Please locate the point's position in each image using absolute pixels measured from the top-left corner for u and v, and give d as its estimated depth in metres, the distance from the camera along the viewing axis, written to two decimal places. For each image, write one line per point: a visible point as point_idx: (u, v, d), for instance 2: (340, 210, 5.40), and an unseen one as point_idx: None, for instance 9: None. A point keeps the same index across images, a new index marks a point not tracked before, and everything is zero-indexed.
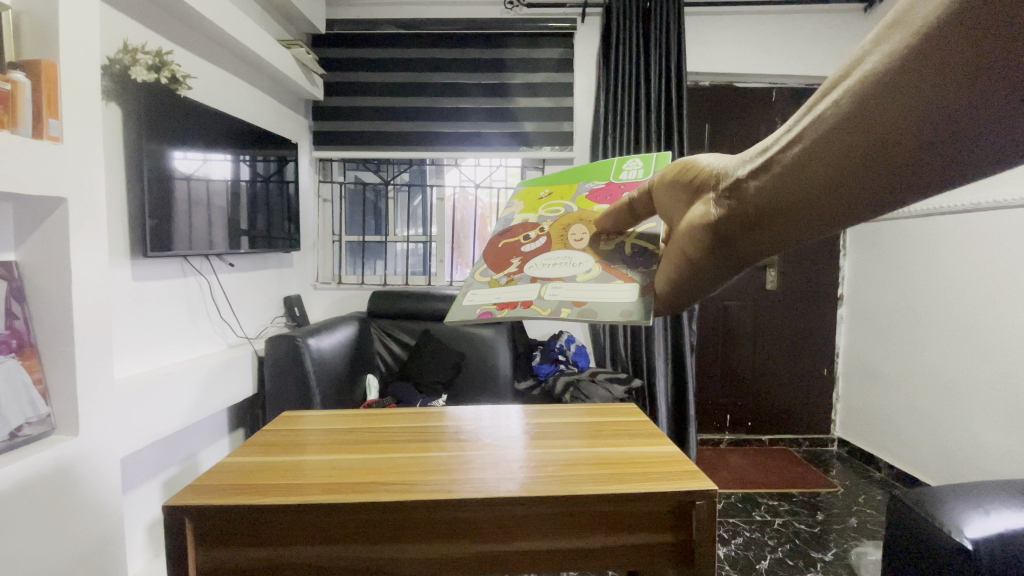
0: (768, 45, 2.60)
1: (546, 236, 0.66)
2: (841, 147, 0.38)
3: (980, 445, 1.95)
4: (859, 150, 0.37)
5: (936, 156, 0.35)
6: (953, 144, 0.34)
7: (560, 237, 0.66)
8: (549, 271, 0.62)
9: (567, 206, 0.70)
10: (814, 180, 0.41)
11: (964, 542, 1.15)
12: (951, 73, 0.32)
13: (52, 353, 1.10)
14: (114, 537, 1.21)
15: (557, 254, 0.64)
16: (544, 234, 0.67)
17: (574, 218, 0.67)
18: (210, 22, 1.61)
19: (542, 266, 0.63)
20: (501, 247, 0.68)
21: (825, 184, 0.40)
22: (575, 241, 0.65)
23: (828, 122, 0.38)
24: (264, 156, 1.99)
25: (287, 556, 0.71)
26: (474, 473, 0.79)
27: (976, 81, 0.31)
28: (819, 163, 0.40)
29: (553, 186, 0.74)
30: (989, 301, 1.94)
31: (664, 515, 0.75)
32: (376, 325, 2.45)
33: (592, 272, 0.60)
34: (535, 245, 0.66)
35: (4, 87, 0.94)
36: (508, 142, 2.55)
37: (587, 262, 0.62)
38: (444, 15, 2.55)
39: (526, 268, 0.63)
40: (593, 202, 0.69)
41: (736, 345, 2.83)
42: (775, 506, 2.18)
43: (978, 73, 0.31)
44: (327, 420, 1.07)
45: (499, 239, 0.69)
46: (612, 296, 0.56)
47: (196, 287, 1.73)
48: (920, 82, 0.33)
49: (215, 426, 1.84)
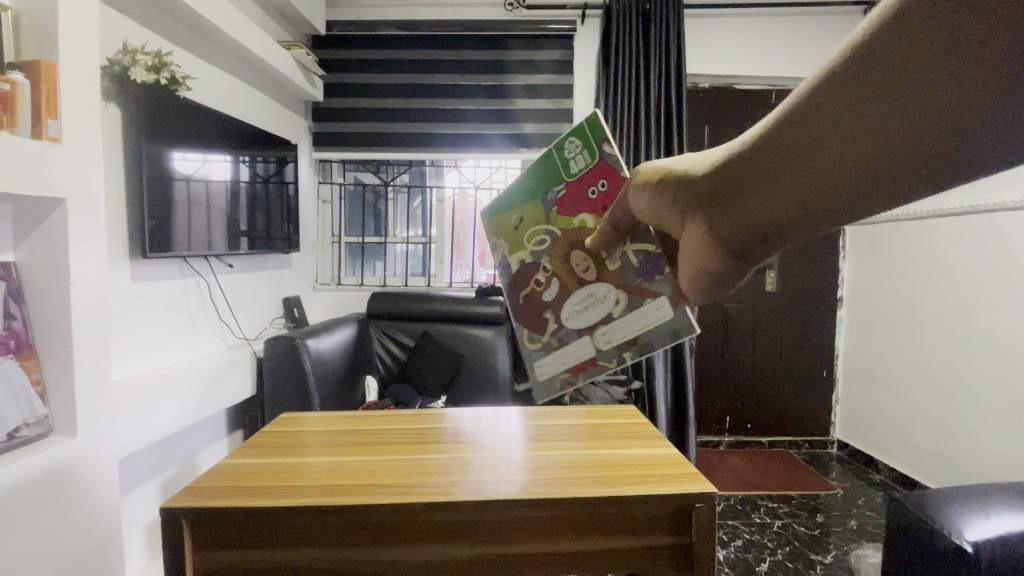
0: (767, 47, 2.60)
1: (555, 280, 0.47)
2: (805, 171, 0.26)
3: (980, 447, 1.95)
4: (824, 177, 0.25)
5: (934, 165, 0.22)
6: (964, 151, 0.21)
7: (569, 276, 0.46)
8: (586, 319, 0.47)
9: (551, 232, 0.46)
10: (779, 203, 0.28)
11: (964, 545, 1.14)
12: (959, 46, 0.19)
13: (50, 354, 1.10)
14: (112, 539, 1.21)
15: (576, 296, 0.46)
16: (552, 277, 0.47)
17: (566, 245, 0.46)
18: (210, 22, 1.61)
19: (577, 315, 0.47)
20: (520, 308, 0.49)
21: (786, 216, 0.28)
22: (586, 275, 0.45)
23: (786, 136, 0.26)
24: (264, 157, 1.99)
25: (284, 558, 0.70)
26: (472, 476, 0.78)
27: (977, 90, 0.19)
28: (774, 189, 0.28)
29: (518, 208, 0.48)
30: (990, 304, 1.94)
31: (664, 517, 0.74)
32: (375, 327, 2.44)
33: (623, 302, 0.45)
34: (553, 297, 0.47)
35: (2, 87, 0.93)
36: (508, 144, 2.55)
37: (614, 296, 0.45)
38: (444, 17, 2.56)
39: (564, 322, 0.48)
40: (571, 212, 0.45)
41: (736, 347, 2.83)
42: (775, 509, 2.18)
43: (965, 68, 0.19)
44: (326, 421, 1.07)
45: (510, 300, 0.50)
46: (651, 321, 0.45)
47: (196, 287, 1.73)
48: (912, 59, 0.21)
49: (214, 427, 1.84)
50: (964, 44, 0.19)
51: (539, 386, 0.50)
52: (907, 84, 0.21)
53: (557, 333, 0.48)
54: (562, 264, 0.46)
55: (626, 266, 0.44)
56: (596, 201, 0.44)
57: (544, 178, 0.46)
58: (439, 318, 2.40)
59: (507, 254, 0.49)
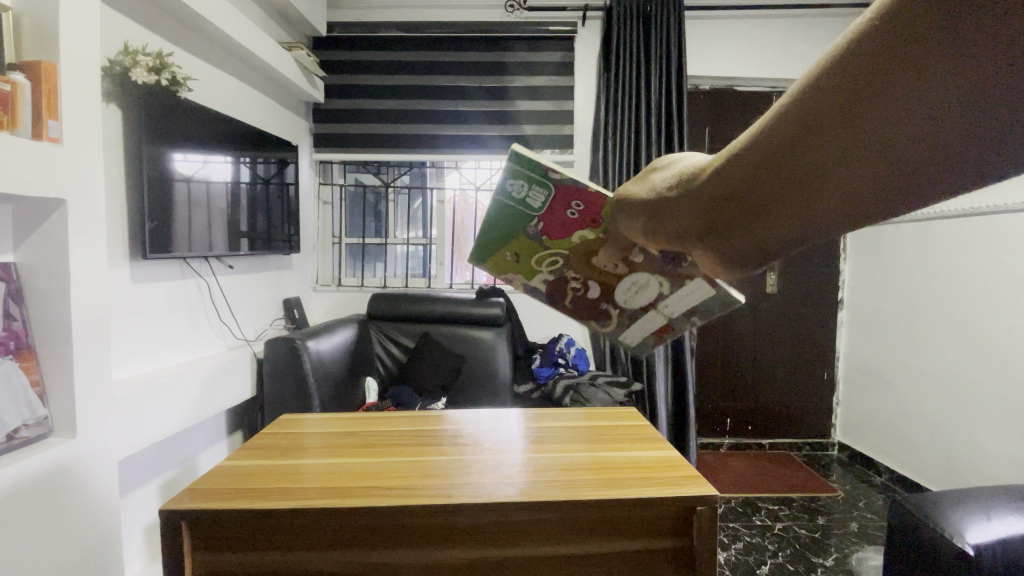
0: (768, 49, 2.60)
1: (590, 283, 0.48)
2: (804, 196, 0.23)
3: (982, 450, 1.95)
4: (828, 200, 0.23)
5: (948, 174, 0.20)
6: (977, 154, 0.19)
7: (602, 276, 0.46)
8: (641, 300, 0.47)
9: (552, 260, 0.49)
10: (771, 228, 0.25)
11: (966, 549, 1.14)
12: (957, 52, 0.18)
13: (50, 355, 1.09)
14: (111, 541, 1.20)
15: (620, 288, 0.47)
16: (586, 280, 0.48)
17: (580, 257, 0.47)
18: (211, 24, 1.61)
19: (631, 300, 0.48)
20: (571, 305, 0.51)
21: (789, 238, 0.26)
22: (615, 271, 0.45)
23: (775, 161, 0.24)
24: (265, 158, 1.99)
25: (283, 560, 0.70)
26: (472, 478, 0.78)
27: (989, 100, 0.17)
28: (773, 215, 0.25)
29: (507, 246, 0.51)
30: (991, 306, 1.94)
31: (665, 520, 0.74)
32: (375, 328, 2.43)
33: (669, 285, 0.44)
34: (597, 293, 0.48)
35: (4, 88, 0.93)
36: (508, 145, 2.55)
37: (654, 281, 0.44)
38: (445, 19, 2.56)
39: (623, 306, 0.49)
40: (561, 235, 0.47)
41: (736, 348, 2.83)
42: (776, 511, 2.17)
43: (979, 81, 0.17)
44: (326, 423, 1.07)
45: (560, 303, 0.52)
46: (698, 293, 0.45)
47: (196, 288, 1.73)
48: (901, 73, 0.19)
49: (214, 429, 1.83)
50: (958, 47, 0.17)
51: (631, 347, 0.55)
52: (907, 87, 0.19)
53: (622, 313, 0.50)
54: (591, 270, 0.47)
55: (648, 261, 0.41)
56: (578, 219, 0.45)
57: (518, 220, 0.48)
58: (439, 320, 2.39)
59: (528, 281, 0.53)
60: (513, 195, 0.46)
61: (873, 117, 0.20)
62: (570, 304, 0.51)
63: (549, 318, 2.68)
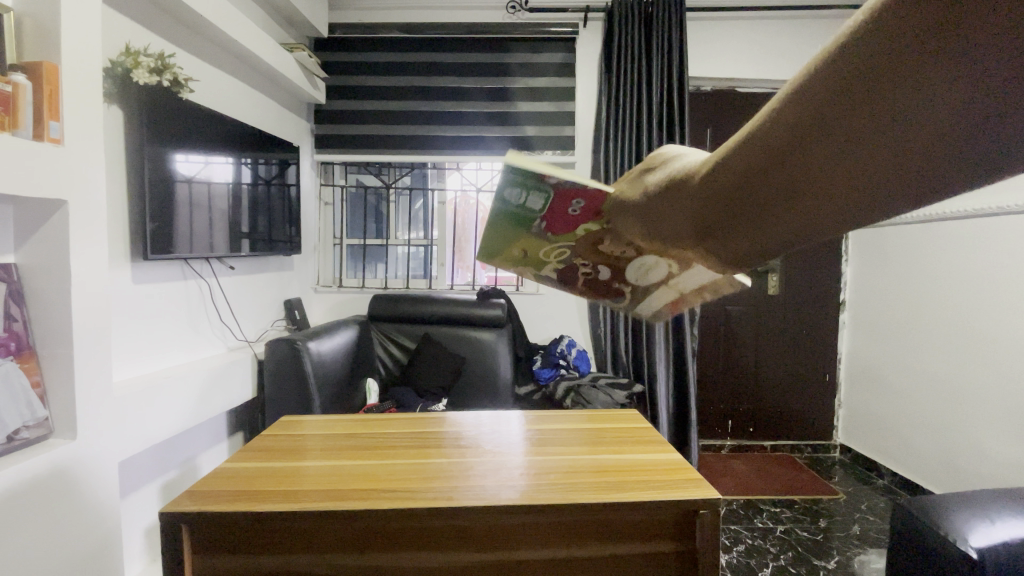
0: (769, 50, 2.60)
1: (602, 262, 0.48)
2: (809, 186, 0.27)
3: (984, 452, 1.94)
4: (827, 189, 0.26)
5: (927, 164, 0.23)
6: (952, 148, 0.23)
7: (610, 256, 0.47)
8: (652, 278, 0.47)
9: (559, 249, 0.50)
10: (778, 217, 0.28)
11: (969, 552, 1.13)
12: (930, 64, 0.22)
13: (50, 357, 1.09)
14: (111, 542, 1.20)
15: (630, 268, 0.47)
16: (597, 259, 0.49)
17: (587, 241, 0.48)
18: (212, 24, 1.61)
19: (640, 276, 0.47)
20: (586, 285, 0.53)
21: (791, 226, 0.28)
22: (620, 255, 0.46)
23: (779, 153, 0.27)
24: (266, 159, 1.99)
25: (284, 563, 0.70)
26: (473, 481, 0.77)
27: (962, 104, 0.21)
28: (780, 203, 0.28)
29: (517, 243, 0.52)
30: (993, 309, 1.93)
31: (668, 523, 0.74)
32: (376, 328, 2.43)
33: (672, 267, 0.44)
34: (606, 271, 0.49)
35: (6, 88, 0.94)
36: (509, 146, 2.55)
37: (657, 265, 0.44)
38: (446, 20, 2.56)
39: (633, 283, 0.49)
40: (567, 229, 0.47)
41: (737, 350, 2.82)
42: (777, 513, 2.17)
43: (951, 86, 0.21)
44: (327, 425, 1.06)
45: (575, 281, 0.53)
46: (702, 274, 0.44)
47: (196, 290, 1.72)
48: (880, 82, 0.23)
49: (215, 429, 1.83)
50: (938, 61, 0.21)
51: (649, 318, 0.55)
52: (897, 91, 0.23)
53: (634, 290, 0.50)
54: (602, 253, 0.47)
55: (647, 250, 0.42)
56: (580, 214, 0.45)
57: (519, 225, 0.49)
58: (440, 321, 2.39)
59: (540, 272, 0.55)
60: (511, 202, 0.47)
61: (879, 107, 0.24)
62: (584, 281, 0.52)
63: (550, 319, 2.68)
